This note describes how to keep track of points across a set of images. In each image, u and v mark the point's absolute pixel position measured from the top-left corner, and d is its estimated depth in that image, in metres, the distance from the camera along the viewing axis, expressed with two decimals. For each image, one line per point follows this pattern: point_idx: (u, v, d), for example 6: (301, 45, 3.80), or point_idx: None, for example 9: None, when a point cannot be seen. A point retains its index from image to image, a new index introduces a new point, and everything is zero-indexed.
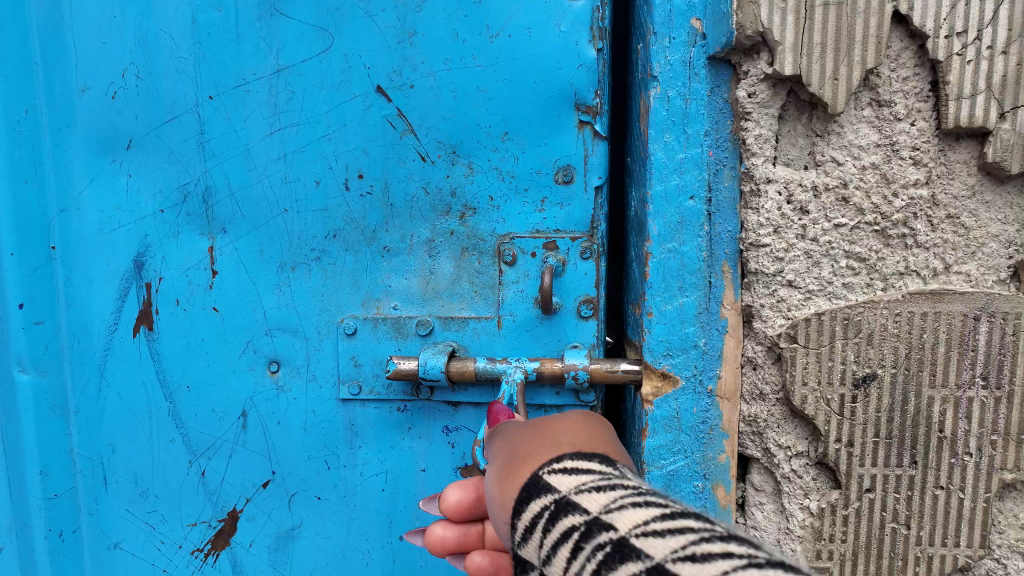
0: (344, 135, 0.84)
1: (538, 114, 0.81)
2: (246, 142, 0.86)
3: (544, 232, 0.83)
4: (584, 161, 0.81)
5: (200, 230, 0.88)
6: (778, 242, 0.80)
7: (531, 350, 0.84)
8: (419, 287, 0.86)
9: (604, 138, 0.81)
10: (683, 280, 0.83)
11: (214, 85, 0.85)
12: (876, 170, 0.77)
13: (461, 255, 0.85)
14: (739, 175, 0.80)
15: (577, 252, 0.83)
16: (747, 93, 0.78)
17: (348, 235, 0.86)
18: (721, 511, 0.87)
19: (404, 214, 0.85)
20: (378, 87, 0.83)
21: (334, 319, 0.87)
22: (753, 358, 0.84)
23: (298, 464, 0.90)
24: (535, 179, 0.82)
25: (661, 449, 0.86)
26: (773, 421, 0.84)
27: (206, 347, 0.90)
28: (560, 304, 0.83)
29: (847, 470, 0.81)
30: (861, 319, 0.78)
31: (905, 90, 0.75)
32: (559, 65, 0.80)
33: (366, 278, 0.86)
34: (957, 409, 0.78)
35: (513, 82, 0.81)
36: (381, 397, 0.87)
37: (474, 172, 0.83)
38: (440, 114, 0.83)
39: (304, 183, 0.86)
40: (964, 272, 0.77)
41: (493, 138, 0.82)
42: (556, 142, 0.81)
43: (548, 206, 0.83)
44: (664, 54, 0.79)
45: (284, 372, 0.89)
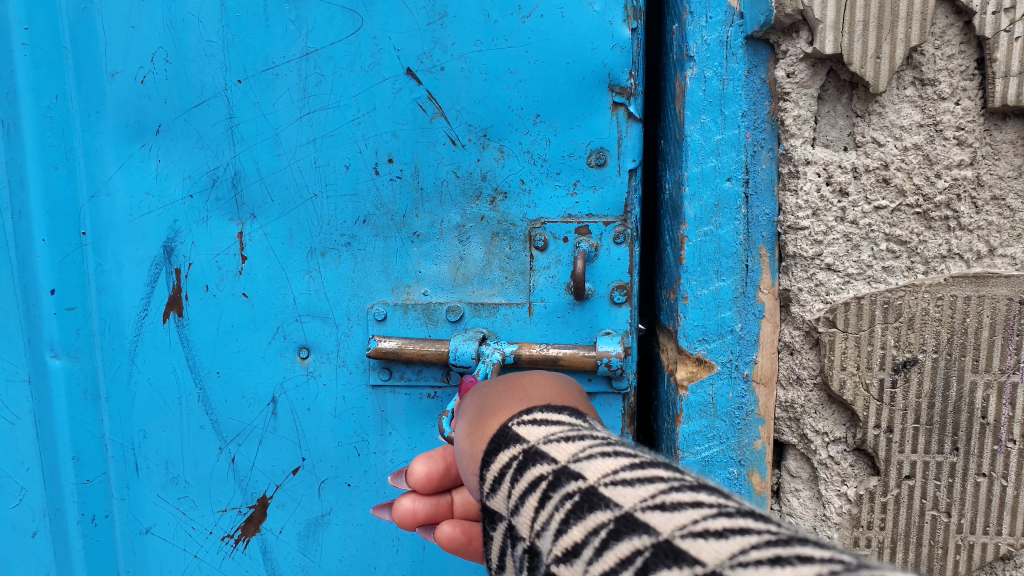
0: (374, 118, 0.84)
1: (569, 95, 0.80)
2: (276, 126, 0.86)
3: (576, 216, 0.83)
4: (617, 143, 0.81)
5: (229, 215, 0.88)
6: (817, 224, 0.78)
7: (563, 336, 0.84)
8: (451, 273, 0.86)
9: (638, 119, 0.80)
10: (720, 264, 0.82)
11: (244, 68, 0.85)
12: (919, 151, 0.75)
13: (492, 240, 0.85)
14: (777, 156, 0.79)
15: (610, 237, 0.82)
16: (786, 73, 0.76)
17: (379, 220, 0.86)
18: (755, 498, 0.86)
19: (435, 198, 0.85)
20: (410, 70, 0.83)
21: (364, 304, 0.87)
22: (790, 342, 0.82)
23: (328, 451, 0.91)
24: (568, 162, 0.82)
25: (696, 435, 0.85)
26: (811, 407, 0.83)
27: (236, 333, 0.90)
28: (592, 290, 0.83)
29: (887, 457, 0.80)
30: (902, 303, 0.76)
31: (950, 69, 0.73)
32: (593, 46, 0.79)
33: (398, 263, 0.86)
34: (1001, 394, 0.77)
35: (546, 63, 0.80)
36: (412, 383, 0.88)
37: (506, 156, 0.83)
38: (470, 96, 0.82)
39: (334, 168, 0.85)
40: (1009, 255, 0.75)
41: (525, 121, 0.82)
42: (589, 125, 0.81)
43: (581, 189, 0.82)
44: (700, 34, 0.78)
45: (314, 358, 0.89)
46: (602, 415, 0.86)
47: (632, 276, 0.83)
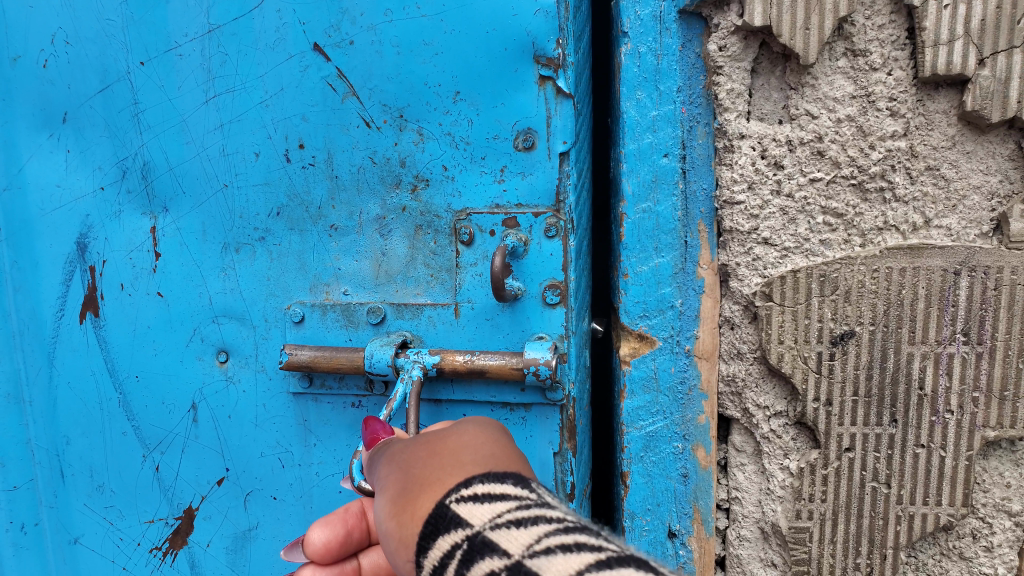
0: (282, 101, 0.86)
1: (490, 71, 0.80)
2: (181, 110, 0.90)
3: (504, 206, 0.82)
4: (545, 123, 0.80)
5: (141, 209, 0.93)
6: (753, 198, 0.78)
7: (493, 340, 0.83)
8: (370, 272, 0.87)
9: (566, 95, 0.79)
10: (658, 241, 0.82)
11: (145, 51, 0.89)
12: (853, 123, 0.74)
13: (416, 233, 0.85)
14: (713, 131, 0.79)
15: (542, 230, 0.81)
16: (719, 46, 0.76)
17: (293, 212, 0.88)
18: (701, 473, 0.87)
19: (352, 186, 0.86)
20: (316, 45, 0.84)
21: (282, 305, 0.90)
22: (731, 317, 0.82)
23: (252, 462, 0.94)
24: (493, 145, 0.82)
25: (639, 410, 0.86)
26: (752, 381, 0.83)
27: (153, 335, 0.95)
28: (523, 290, 0.82)
29: (826, 430, 0.80)
30: (838, 276, 0.76)
31: (881, 39, 0.73)
32: (515, 13, 0.79)
33: (314, 258, 0.88)
34: (938, 365, 0.77)
35: (461, 33, 0.80)
36: (335, 391, 0.89)
37: (425, 139, 0.83)
38: (382, 74, 0.83)
39: (244, 156, 0.88)
40: (944, 226, 0.75)
41: (444, 100, 0.82)
42: (514, 103, 0.80)
43: (508, 176, 0.82)
44: (634, 8, 0.78)
45: (232, 362, 0.93)
46: (538, 428, 0.85)
47: (566, 273, 0.81)
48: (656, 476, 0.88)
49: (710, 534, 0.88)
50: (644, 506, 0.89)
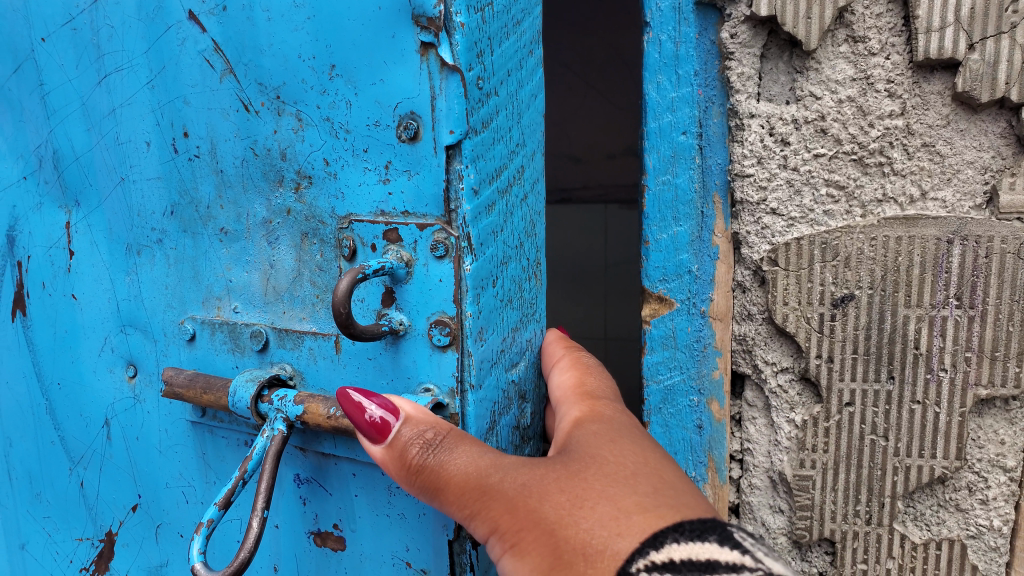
0: (164, 78, 0.83)
1: (367, 40, 0.69)
2: (81, 94, 0.90)
3: (391, 215, 0.72)
4: (431, 106, 0.68)
5: (58, 204, 0.98)
6: (761, 172, 0.85)
7: (378, 384, 0.76)
8: (259, 288, 0.83)
9: (451, 67, 0.66)
10: (677, 211, 0.90)
11: (45, 27, 0.91)
12: (853, 104, 0.82)
13: (303, 242, 0.79)
14: (726, 111, 0.86)
15: (430, 248, 0.70)
16: (730, 34, 0.84)
17: (184, 212, 0.87)
18: (715, 424, 0.94)
19: (237, 183, 0.81)
20: (191, 13, 0.79)
21: (178, 318, 0.90)
22: (742, 281, 0.90)
23: (160, 493, 0.97)
24: (378, 134, 0.71)
25: (658, 364, 0.95)
26: (761, 339, 0.90)
27: (70, 340, 1.02)
28: (410, 326, 0.73)
29: (828, 385, 0.88)
30: (839, 244, 0.84)
31: (879, 26, 0.80)
32: None
33: (209, 265, 0.86)
34: (932, 327, 0.83)
35: None
36: (227, 427, 0.88)
37: (304, 126, 0.75)
38: (252, 45, 0.76)
39: (138, 146, 0.88)
40: (940, 198, 0.82)
41: (321, 76, 0.73)
42: (397, 83, 0.69)
43: (394, 173, 0.71)
44: (656, 0, 0.86)
45: (138, 377, 0.96)
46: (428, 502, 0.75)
47: (457, 309, 0.70)
48: (674, 427, 0.96)
49: (723, 481, 0.96)
50: None
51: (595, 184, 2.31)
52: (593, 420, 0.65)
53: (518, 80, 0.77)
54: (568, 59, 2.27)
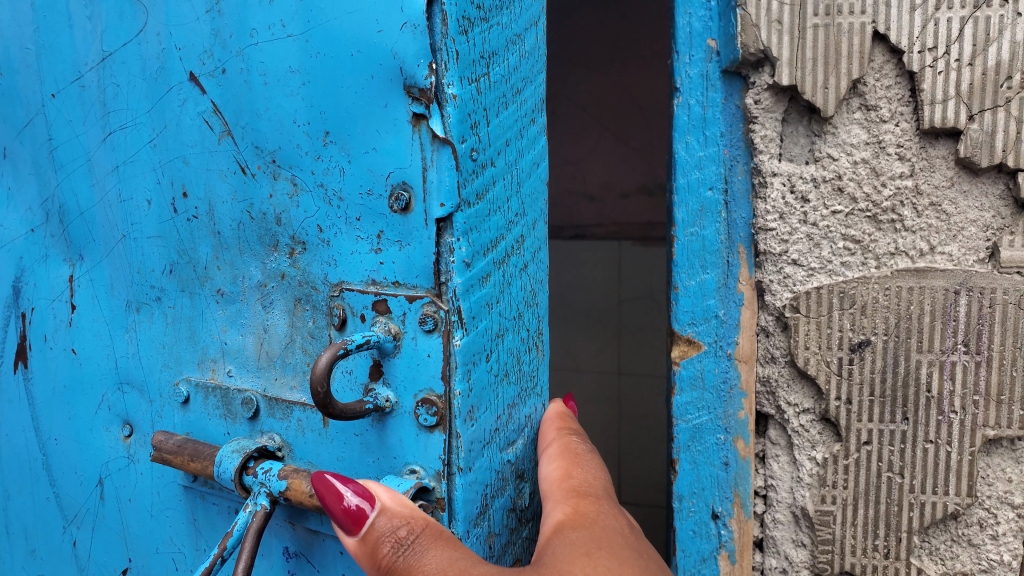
0: (166, 140, 0.90)
1: (359, 107, 0.74)
2: (89, 149, 0.98)
3: (382, 283, 0.75)
4: (423, 179, 0.71)
5: (64, 258, 1.05)
6: (783, 226, 0.94)
7: (365, 462, 0.79)
8: (253, 352, 0.87)
9: (442, 141, 0.70)
10: (704, 259, 0.98)
11: (56, 84, 0.99)
12: (867, 165, 0.90)
13: (295, 308, 0.83)
14: (750, 169, 0.95)
15: (419, 322, 0.73)
16: (754, 100, 0.93)
17: (183, 271, 0.92)
18: (740, 461, 1.01)
19: (234, 245, 0.87)
20: (191, 74, 0.85)
21: (174, 378, 0.96)
22: (766, 326, 0.97)
23: (148, 557, 1.03)
24: (368, 201, 0.75)
25: (687, 404, 1.01)
26: (783, 381, 0.97)
27: (69, 396, 1.08)
28: (398, 403, 0.75)
29: (847, 425, 0.94)
30: (855, 293, 0.91)
31: (888, 96, 0.89)
32: (379, 27, 0.71)
33: (207, 325, 0.91)
34: (943, 371, 0.90)
35: (329, 57, 0.74)
36: (217, 494, 0.93)
37: (299, 191, 0.80)
38: (250, 108, 0.81)
39: (140, 204, 0.94)
40: (947, 252, 0.90)
41: (316, 141, 0.77)
42: (384, 152, 0.73)
43: (384, 242, 0.75)
44: (685, 68, 0.96)
45: (134, 437, 1.01)
46: None
47: (447, 387, 0.72)
48: (702, 463, 1.02)
49: (748, 515, 1.02)
50: (691, 488, 1.03)
51: (608, 220, 2.52)
52: (574, 527, 0.65)
53: (518, 148, 0.82)
54: (583, 102, 2.48)
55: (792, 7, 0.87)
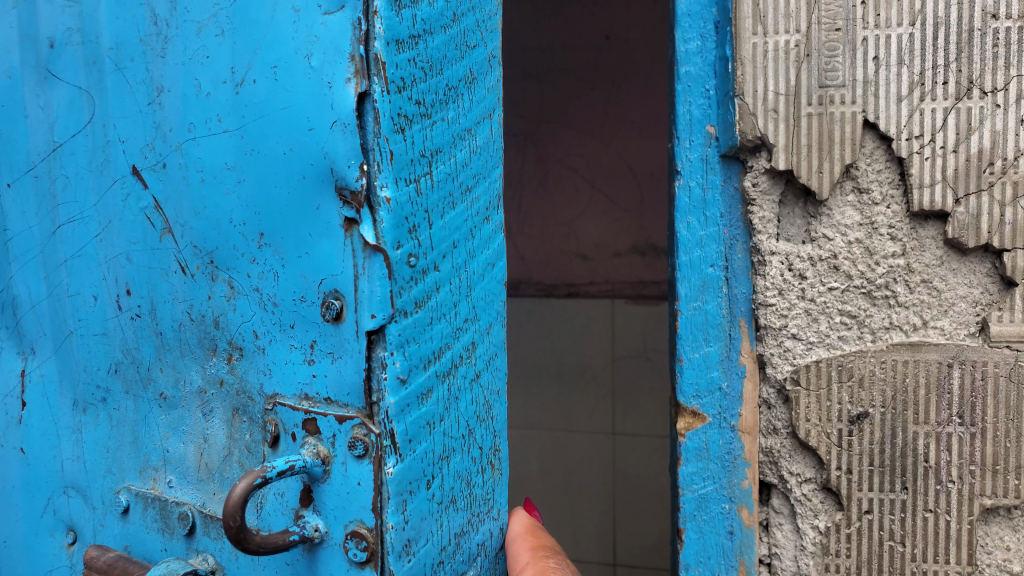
0: (113, 238, 0.90)
1: (288, 209, 0.74)
2: (37, 242, 0.98)
3: (311, 400, 0.76)
4: (354, 284, 0.71)
5: (16, 351, 1.04)
6: (782, 301, 0.98)
7: None
8: (193, 462, 0.86)
9: (372, 246, 0.70)
10: (707, 333, 1.02)
11: (11, 173, 0.99)
12: (861, 245, 0.95)
13: (232, 418, 0.82)
14: (749, 248, 1.00)
15: (348, 446, 0.73)
16: (752, 183, 0.98)
17: (127, 372, 0.92)
18: (745, 530, 1.03)
19: (176, 348, 0.86)
20: (135, 168, 0.86)
21: (116, 484, 0.95)
22: (768, 398, 1.01)
23: None
24: (300, 308, 0.75)
25: (693, 475, 1.04)
26: (786, 452, 1.00)
27: (14, 495, 1.08)
28: (327, 533, 0.75)
29: (848, 494, 0.97)
30: (853, 366, 0.95)
31: (879, 180, 0.94)
32: (310, 123, 0.72)
33: (149, 432, 0.91)
34: (939, 442, 0.94)
35: (263, 154, 0.75)
36: None
37: (235, 295, 0.80)
38: (191, 206, 0.81)
39: (86, 300, 0.94)
40: (939, 327, 0.94)
41: (251, 243, 0.77)
42: (314, 257, 0.74)
43: (316, 356, 0.75)
44: (686, 152, 1.01)
45: (76, 543, 1.00)
46: None
47: (377, 521, 0.72)
48: (707, 533, 1.04)
49: None
50: (697, 557, 1.05)
51: (603, 279, 2.93)
52: None
53: (464, 250, 0.85)
54: (575, 164, 2.88)
55: (788, 97, 0.93)
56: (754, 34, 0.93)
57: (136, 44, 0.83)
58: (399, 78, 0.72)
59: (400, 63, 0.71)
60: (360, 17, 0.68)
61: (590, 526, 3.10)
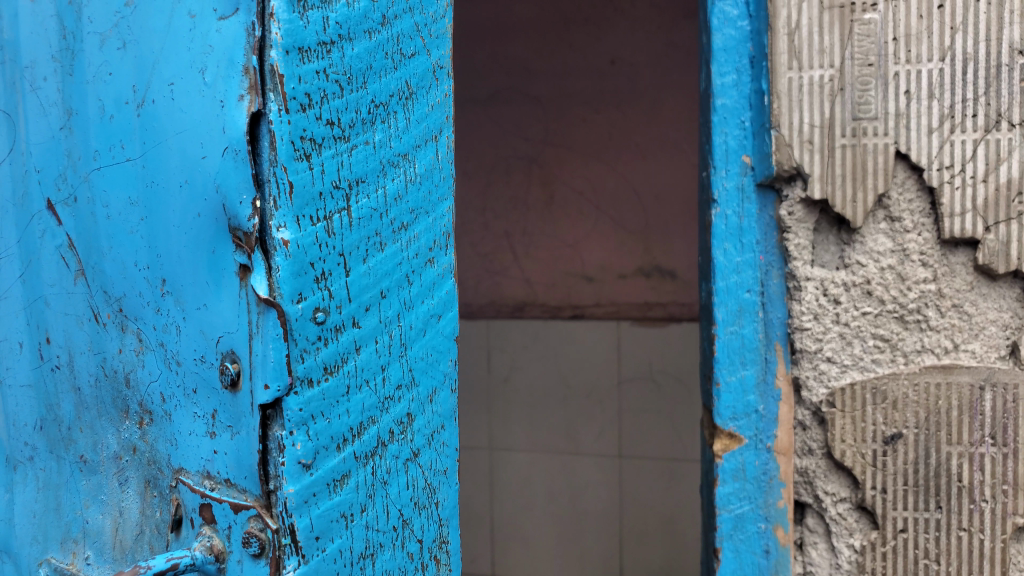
0: (35, 279, 0.80)
1: (188, 257, 0.68)
2: None
3: (213, 480, 0.70)
4: (250, 357, 0.65)
5: None
6: (817, 325, 1.01)
7: None
8: (110, 538, 0.80)
9: (268, 304, 0.64)
10: (744, 356, 1.05)
11: None
12: (893, 271, 0.98)
13: (146, 489, 0.77)
14: (785, 274, 1.03)
15: (243, 538, 0.67)
16: (788, 212, 1.02)
17: (53, 429, 0.82)
18: (781, 549, 1.06)
19: (93, 406, 0.79)
20: (49, 202, 0.78)
21: (39, 556, 0.83)
22: (803, 420, 1.04)
23: None
24: (202, 373, 0.69)
25: (730, 495, 1.06)
26: (821, 472, 1.03)
27: None
28: None
29: (884, 513, 0.99)
30: (887, 388, 0.98)
31: (911, 209, 0.97)
32: (203, 152, 0.66)
33: (68, 499, 0.82)
34: (972, 462, 0.97)
35: (163, 185, 0.69)
36: None
37: (144, 349, 0.74)
38: (109, 242, 0.75)
39: (10, 346, 0.83)
40: (970, 350, 0.97)
41: (156, 290, 0.71)
42: (214, 311, 0.67)
43: (217, 427, 0.69)
44: (722, 181, 1.05)
45: None
46: None
47: None
48: (744, 551, 1.06)
49: None
50: None
51: (607, 302, 3.07)
52: None
53: (398, 296, 0.79)
54: (582, 188, 3.05)
55: (823, 129, 0.97)
56: (789, 69, 0.98)
57: (48, 61, 0.76)
58: (305, 94, 0.66)
59: (304, 75, 0.65)
60: (254, 21, 0.63)
61: (603, 550, 3.18)
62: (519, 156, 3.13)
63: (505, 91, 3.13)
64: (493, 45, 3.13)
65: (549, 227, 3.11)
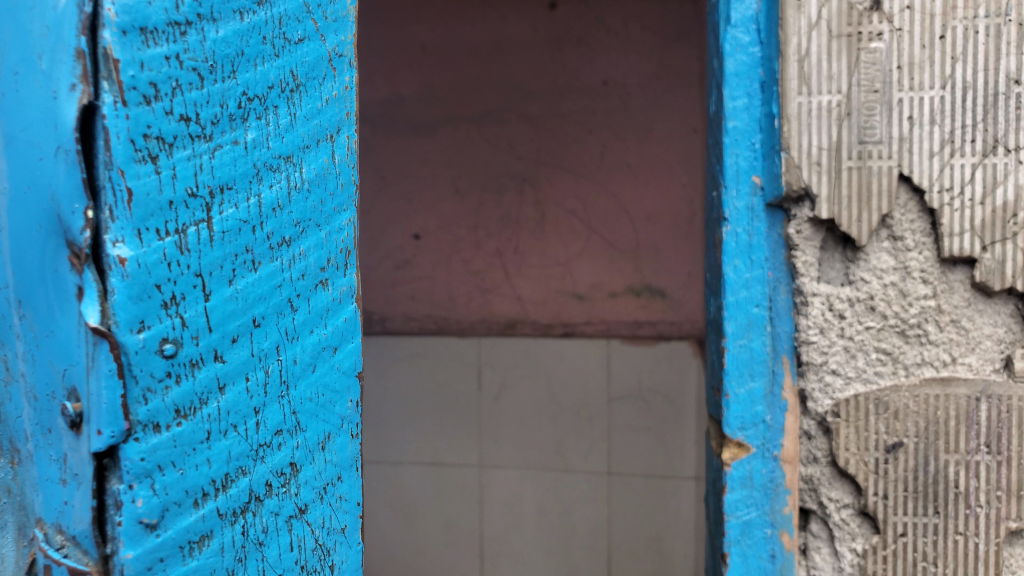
0: None
1: (39, 282, 0.72)
2: None
3: (65, 533, 0.74)
4: (87, 374, 0.70)
5: None
6: (823, 339, 1.06)
7: None
8: None
9: (100, 334, 0.68)
10: (753, 368, 1.10)
11: None
12: (895, 287, 1.04)
13: (18, 533, 0.79)
14: (792, 289, 1.08)
15: None
16: (796, 230, 1.07)
17: None
18: (786, 554, 1.10)
19: None
20: None
21: None
22: (808, 430, 1.08)
23: None
24: (50, 403, 0.73)
25: (738, 502, 1.10)
26: (825, 479, 1.08)
27: None
28: None
29: (885, 518, 1.04)
30: (889, 399, 1.03)
31: (913, 229, 1.02)
32: (43, 149, 0.69)
33: None
34: (968, 470, 1.02)
35: (13, 194, 0.72)
36: None
37: (9, 379, 0.78)
38: None
39: None
40: (967, 363, 1.02)
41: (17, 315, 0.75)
42: (58, 343, 0.71)
43: (67, 475, 0.73)
44: (733, 201, 1.10)
45: None
46: None
47: None
48: (751, 556, 1.11)
49: None
50: None
51: (597, 319, 3.11)
52: None
53: (274, 323, 0.83)
54: (574, 208, 3.10)
55: (830, 151, 1.02)
56: (798, 94, 1.03)
57: None
58: (149, 84, 0.70)
59: (149, 62, 0.70)
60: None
61: (590, 566, 3.20)
62: (511, 175, 3.17)
63: (498, 111, 3.17)
64: (486, 65, 3.16)
65: (540, 244, 3.15)
